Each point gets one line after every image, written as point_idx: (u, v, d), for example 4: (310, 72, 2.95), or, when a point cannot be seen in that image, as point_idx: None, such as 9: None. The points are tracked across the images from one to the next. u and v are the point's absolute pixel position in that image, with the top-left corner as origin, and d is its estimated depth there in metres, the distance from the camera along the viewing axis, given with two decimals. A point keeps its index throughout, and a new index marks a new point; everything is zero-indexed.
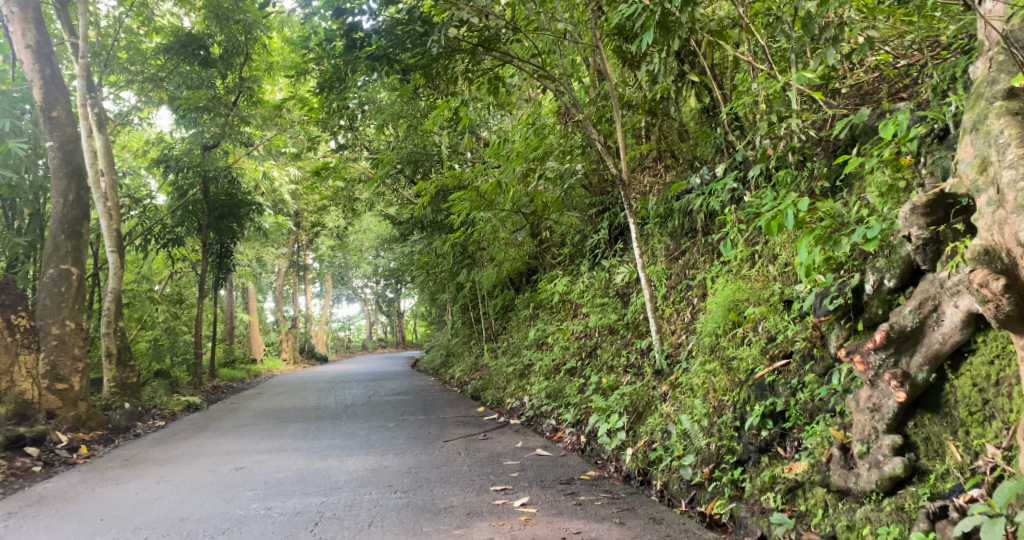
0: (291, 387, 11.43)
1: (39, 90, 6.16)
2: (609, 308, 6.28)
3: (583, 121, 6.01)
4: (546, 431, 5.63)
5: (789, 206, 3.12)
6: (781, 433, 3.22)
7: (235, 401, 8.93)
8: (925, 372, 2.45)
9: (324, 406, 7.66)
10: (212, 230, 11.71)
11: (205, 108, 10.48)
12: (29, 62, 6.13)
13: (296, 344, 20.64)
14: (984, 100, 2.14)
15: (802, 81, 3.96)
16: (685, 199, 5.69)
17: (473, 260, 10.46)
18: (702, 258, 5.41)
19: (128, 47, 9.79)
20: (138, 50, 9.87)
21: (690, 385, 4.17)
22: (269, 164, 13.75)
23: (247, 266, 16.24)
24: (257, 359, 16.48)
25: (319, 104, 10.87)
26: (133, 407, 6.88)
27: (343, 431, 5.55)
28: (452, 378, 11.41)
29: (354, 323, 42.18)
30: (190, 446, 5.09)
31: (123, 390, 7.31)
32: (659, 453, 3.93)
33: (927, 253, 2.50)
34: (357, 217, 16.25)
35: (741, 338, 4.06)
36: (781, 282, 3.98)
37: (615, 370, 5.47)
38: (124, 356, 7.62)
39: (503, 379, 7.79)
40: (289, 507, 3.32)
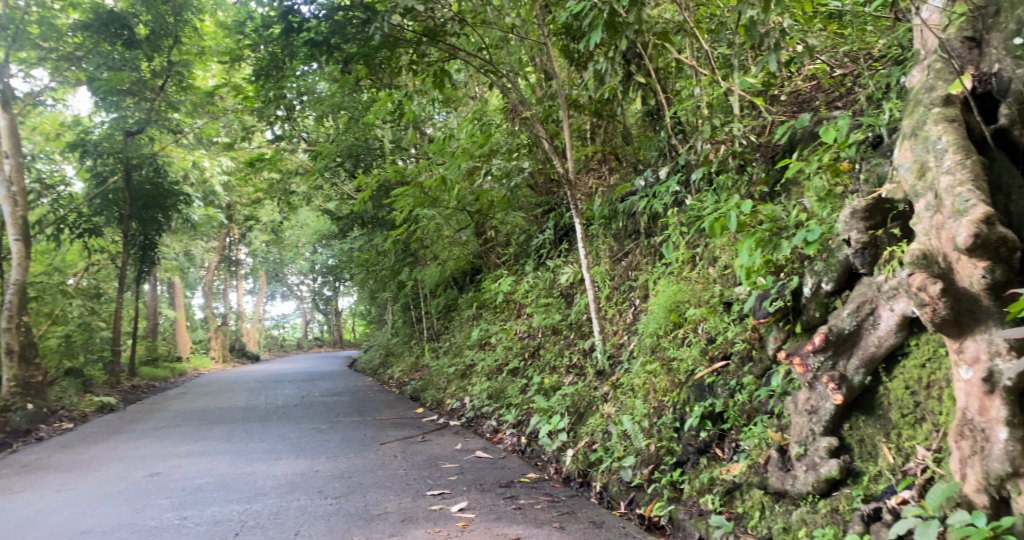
0: (219, 387, 10.84)
1: None
2: (553, 308, 6.23)
3: (530, 118, 5.94)
4: (486, 433, 5.51)
5: (732, 209, 3.14)
6: (720, 434, 3.25)
7: (156, 402, 8.36)
8: (861, 375, 2.49)
9: (253, 407, 7.27)
10: (135, 221, 11.09)
11: (128, 91, 9.81)
12: None
13: (225, 343, 19.68)
14: (923, 106, 2.21)
15: (745, 86, 4.09)
16: (630, 200, 5.71)
17: (415, 258, 10.23)
18: (645, 259, 5.43)
19: (40, 21, 8.76)
20: (53, 25, 8.90)
21: (631, 385, 4.15)
22: (199, 153, 13.05)
23: (173, 259, 15.34)
24: (182, 358, 15.59)
25: (255, 92, 10.38)
26: (37, 408, 6.29)
27: (273, 434, 5.25)
28: (391, 378, 11.13)
29: (290, 322, 40.79)
30: (98, 450, 4.67)
31: (27, 390, 6.44)
32: (600, 454, 3.88)
33: (865, 257, 2.53)
34: (294, 211, 15.67)
35: (682, 339, 4.07)
36: (721, 284, 4.01)
37: (557, 371, 5.41)
38: (29, 352, 6.62)
39: (443, 379, 7.62)
40: (207, 516, 3.04)
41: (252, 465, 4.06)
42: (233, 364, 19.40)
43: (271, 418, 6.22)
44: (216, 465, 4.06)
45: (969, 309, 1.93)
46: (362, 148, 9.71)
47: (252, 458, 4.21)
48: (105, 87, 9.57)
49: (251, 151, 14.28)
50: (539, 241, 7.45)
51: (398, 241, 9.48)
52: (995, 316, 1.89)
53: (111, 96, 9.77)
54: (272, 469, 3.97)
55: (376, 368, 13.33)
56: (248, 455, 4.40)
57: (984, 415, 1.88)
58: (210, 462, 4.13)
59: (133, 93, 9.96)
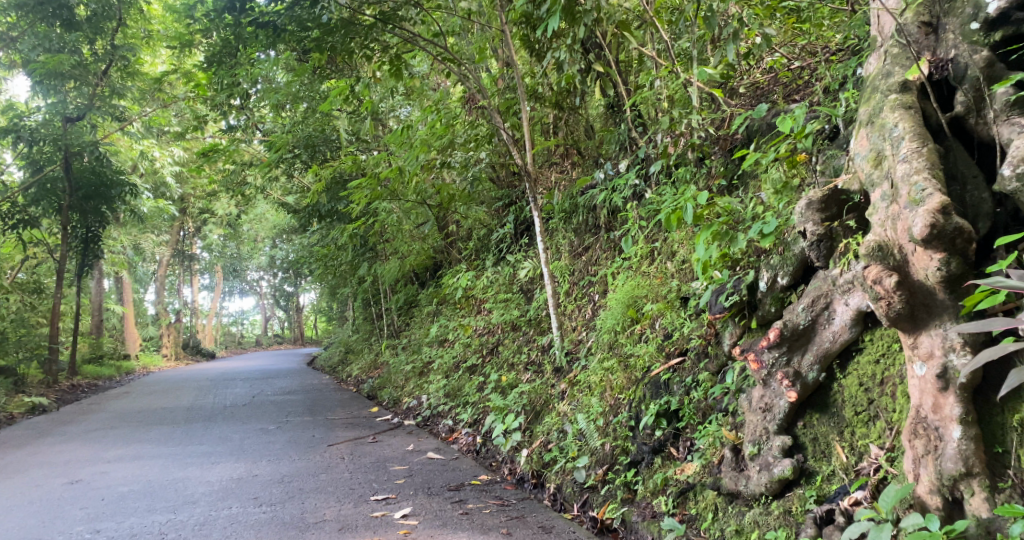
0: (168, 385, 10.40)
1: None
2: (512, 304, 6.09)
3: (487, 108, 5.79)
4: (441, 432, 5.33)
5: (687, 200, 3.05)
6: (675, 433, 3.15)
7: (96, 401, 7.94)
8: (815, 372, 2.40)
9: (199, 407, 6.95)
10: (76, 212, 10.28)
11: (69, 75, 9.34)
12: None
13: (179, 339, 19.02)
14: (880, 93, 2.15)
15: (703, 76, 4.01)
16: (590, 193, 5.60)
17: (375, 253, 9.93)
18: (605, 253, 5.32)
19: None
20: None
21: (588, 383, 4.04)
22: (148, 142, 12.52)
23: (121, 253, 14.71)
24: (131, 355, 14.97)
25: (206, 80, 10.00)
26: None
27: (214, 435, 4.98)
28: (349, 376, 10.84)
29: (249, 319, 39.75)
30: (20, 455, 4.35)
31: None
32: (554, 454, 3.76)
33: (820, 249, 2.43)
34: (250, 204, 15.18)
35: (639, 335, 3.98)
36: (679, 279, 3.93)
37: (515, 368, 5.28)
38: None
39: (401, 377, 7.41)
40: (122, 529, 2.82)
41: (186, 470, 3.81)
42: (187, 361, 18.74)
43: (216, 418, 5.93)
44: (147, 469, 3.81)
45: (925, 303, 1.85)
46: (319, 139, 9.43)
47: (187, 462, 3.96)
48: (41, 70, 9.05)
49: (205, 141, 13.78)
50: (499, 236, 7.25)
51: (356, 235, 9.20)
52: (950, 309, 1.81)
53: (48, 79, 9.25)
54: (207, 473, 3.73)
55: (335, 366, 12.99)
56: (185, 456, 4.15)
57: (939, 413, 1.80)
58: (140, 466, 3.87)
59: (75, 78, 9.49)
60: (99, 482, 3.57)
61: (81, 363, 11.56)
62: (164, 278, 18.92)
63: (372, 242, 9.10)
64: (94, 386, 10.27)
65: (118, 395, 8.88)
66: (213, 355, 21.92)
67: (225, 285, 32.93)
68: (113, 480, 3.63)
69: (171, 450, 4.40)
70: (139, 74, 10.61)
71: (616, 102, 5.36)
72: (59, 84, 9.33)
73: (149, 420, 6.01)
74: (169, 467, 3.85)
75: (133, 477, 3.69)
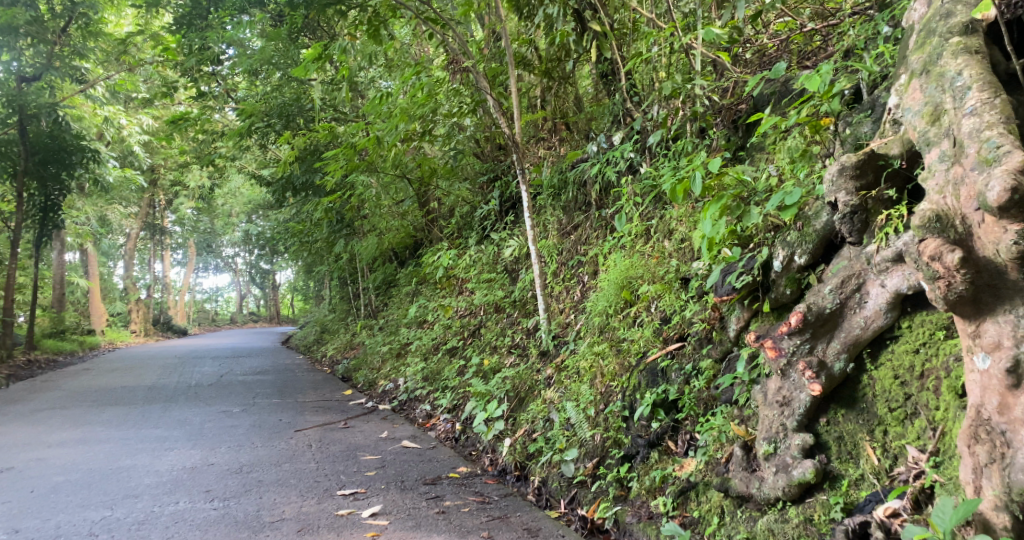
0: (132, 363, 9.89)
1: None
2: (495, 284, 5.75)
3: (472, 71, 5.39)
4: (418, 418, 5.01)
5: (697, 169, 2.73)
6: (673, 425, 2.88)
7: (51, 378, 7.46)
8: (842, 361, 2.16)
9: (161, 386, 6.51)
10: (32, 179, 9.53)
11: (25, 32, 8.71)
12: None
13: (147, 316, 18.35)
14: (938, 36, 1.99)
15: (710, 38, 3.68)
16: (581, 168, 5.26)
17: (352, 229, 9.49)
18: (596, 232, 5.00)
19: None
20: None
21: (577, 369, 3.75)
22: (114, 109, 11.85)
23: (87, 224, 14.01)
24: (96, 331, 14.35)
25: (175, 42, 9.42)
26: None
27: (171, 416, 4.60)
28: (324, 357, 10.45)
29: (224, 297, 38.83)
30: None
31: None
32: (540, 445, 3.47)
33: (854, 223, 2.24)
34: (223, 177, 14.56)
35: (633, 318, 3.69)
36: (677, 259, 3.64)
37: (498, 351, 4.99)
38: None
39: (377, 359, 7.06)
40: (46, 529, 2.47)
41: (133, 457, 3.43)
42: (156, 339, 18.10)
43: (177, 398, 5.54)
44: (90, 454, 3.44)
45: (991, 285, 1.62)
46: (294, 108, 8.91)
47: (135, 448, 3.59)
48: None
49: (175, 109, 13.12)
50: (482, 213, 6.88)
51: (331, 210, 8.75)
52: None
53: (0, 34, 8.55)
54: (157, 459, 3.38)
55: (310, 346, 12.56)
56: (135, 439, 3.78)
57: (1006, 415, 1.58)
58: (81, 452, 3.49)
59: (32, 36, 8.84)
60: (33, 470, 3.18)
61: (40, 337, 10.97)
62: (133, 253, 18.20)
63: (349, 217, 8.67)
64: (52, 362, 9.70)
65: (76, 372, 8.37)
66: (184, 333, 21.27)
67: (199, 262, 32.02)
68: (51, 467, 3.25)
69: (121, 431, 4.02)
70: (102, 34, 9.95)
71: (610, 70, 5.02)
72: (15, 42, 8.70)
73: (104, 398, 5.58)
74: (114, 452, 3.49)
75: (74, 464, 3.31)
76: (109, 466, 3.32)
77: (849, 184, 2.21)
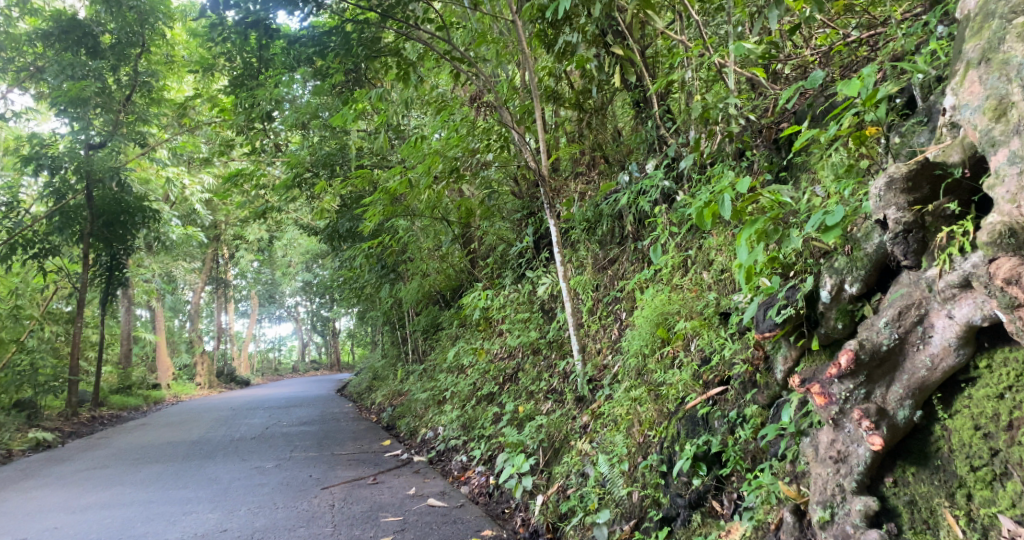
0: (189, 416, 10.09)
1: None
2: (531, 325, 5.50)
3: (496, 108, 5.28)
4: (453, 470, 4.76)
5: (725, 190, 2.45)
6: (717, 483, 2.57)
7: (107, 434, 7.62)
8: (907, 410, 1.85)
9: (206, 440, 6.52)
10: (97, 241, 9.95)
11: (95, 103, 9.37)
12: None
13: (210, 367, 18.91)
14: (998, 18, 1.71)
15: (741, 53, 3.41)
16: (615, 199, 5.00)
17: (396, 274, 9.46)
18: (632, 266, 4.71)
19: None
20: (10, 35, 8.85)
21: (613, 416, 3.45)
22: (177, 169, 12.48)
23: (154, 280, 14.67)
24: (162, 384, 14.83)
25: (230, 103, 9.89)
26: None
27: (203, 474, 4.52)
28: (373, 404, 10.36)
29: (287, 344, 39.87)
30: None
31: None
32: (572, 504, 3.17)
33: (908, 243, 1.90)
34: (280, 229, 15.00)
35: (671, 360, 3.36)
36: (717, 292, 3.32)
37: (534, 397, 4.72)
38: None
39: (418, 406, 6.88)
40: None
41: (149, 523, 3.32)
42: (220, 389, 18.60)
43: (216, 453, 5.49)
44: (101, 523, 3.33)
45: None
46: (338, 157, 9.07)
47: (155, 512, 3.49)
48: (64, 95, 9.00)
49: (234, 166, 13.72)
50: (517, 250, 6.66)
51: (371, 256, 8.72)
52: None
53: (73, 106, 9.22)
54: (171, 526, 3.25)
55: (361, 394, 12.52)
56: (158, 502, 3.69)
57: None
58: (102, 518, 3.41)
59: (102, 106, 9.48)
60: None
61: (108, 393, 11.39)
62: (199, 306, 18.97)
63: (391, 261, 8.64)
64: (115, 417, 9.98)
65: (133, 426, 8.57)
66: (246, 383, 21.82)
67: (262, 311, 33.11)
68: (68, 535, 3.17)
69: (146, 493, 3.94)
70: (163, 99, 10.60)
71: (642, 97, 4.78)
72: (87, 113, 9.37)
73: (146, 454, 5.59)
74: (125, 521, 3.35)
75: (90, 530, 3.22)
76: (124, 531, 3.21)
77: (900, 198, 1.88)
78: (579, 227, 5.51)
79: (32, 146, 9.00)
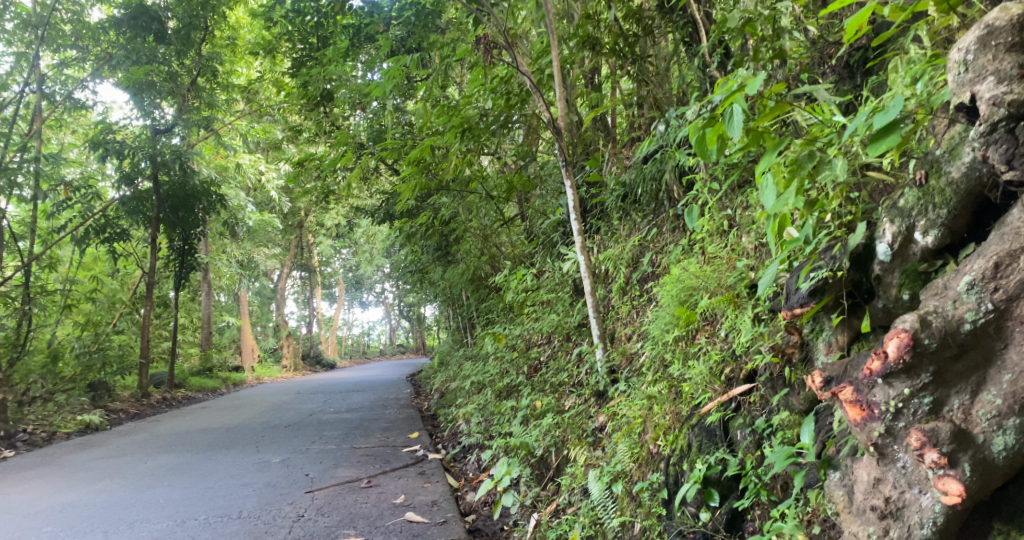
0: (255, 399, 10.25)
1: None
2: (559, 307, 4.80)
3: (507, 50, 4.38)
4: (469, 471, 4.22)
5: (737, 97, 1.69)
6: (732, 518, 1.89)
7: (160, 418, 7.74)
8: (1006, 436, 1.34)
9: (243, 427, 6.41)
10: (165, 225, 10.21)
11: (161, 88, 9.46)
12: None
13: (295, 350, 19.57)
14: None
15: None
16: (656, 155, 4.07)
17: (449, 256, 8.63)
18: (671, 235, 3.89)
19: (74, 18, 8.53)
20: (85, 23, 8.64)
21: (623, 418, 2.76)
22: (251, 157, 12.65)
23: (236, 266, 15.19)
24: (245, 367, 15.45)
25: (289, 81, 9.73)
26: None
27: (204, 467, 4.26)
28: (430, 390, 10.03)
29: (378, 329, 41.09)
30: None
31: None
32: (560, 531, 2.53)
33: (1015, 140, 1.39)
34: (354, 216, 14.88)
35: (694, 347, 2.63)
36: (753, 259, 2.55)
37: (558, 390, 4.07)
38: None
39: (457, 396, 6.38)
40: None
41: (93, 530, 2.98)
42: (305, 372, 19.25)
43: (238, 443, 5.27)
44: (33, 534, 2.98)
45: None
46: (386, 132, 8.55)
47: (113, 515, 3.19)
48: (129, 80, 9.07)
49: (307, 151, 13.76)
50: (553, 223, 5.91)
51: (415, 236, 8.18)
52: None
53: (140, 91, 9.29)
54: None
55: (426, 379, 12.19)
56: (122, 505, 3.36)
57: None
58: (53, 523, 3.12)
59: (169, 92, 9.67)
60: None
61: (189, 375, 11.90)
62: (284, 292, 19.59)
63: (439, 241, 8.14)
64: (188, 399, 10.34)
65: (195, 409, 8.74)
66: (333, 366, 22.49)
67: (352, 297, 34.06)
68: None
69: (121, 491, 3.64)
70: (230, 84, 10.74)
71: (690, 31, 4.02)
72: (154, 99, 9.53)
73: (172, 442, 5.48)
74: (61, 530, 3.00)
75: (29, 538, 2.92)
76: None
77: (1004, 62, 1.38)
78: (614, 193, 4.66)
79: (101, 132, 9.28)
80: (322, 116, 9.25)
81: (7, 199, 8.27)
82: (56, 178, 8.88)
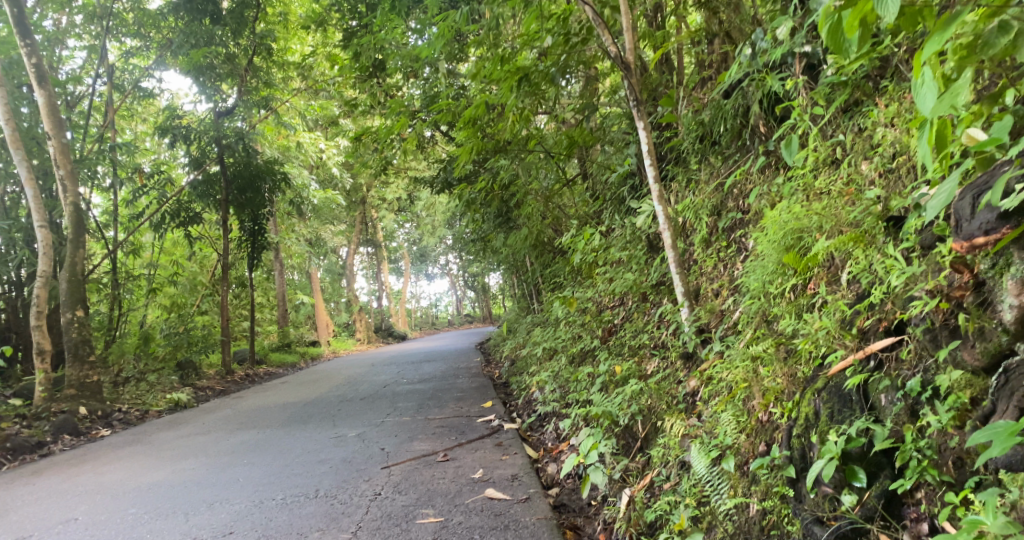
0: (330, 372, 10.45)
1: (40, 91, 6.42)
2: (633, 266, 4.44)
3: None
4: (547, 441, 3.99)
5: None
6: (888, 501, 1.58)
7: (242, 394, 7.96)
8: None
9: (320, 401, 6.45)
10: (234, 207, 10.41)
11: (220, 70, 9.51)
12: (37, 85, 6.41)
13: (367, 323, 19.97)
14: None
15: None
16: (739, 86, 3.60)
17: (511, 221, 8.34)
18: (761, 175, 3.43)
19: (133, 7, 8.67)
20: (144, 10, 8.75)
21: (723, 383, 2.42)
22: (312, 135, 12.67)
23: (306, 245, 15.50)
24: (320, 342, 15.88)
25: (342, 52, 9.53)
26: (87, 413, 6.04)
27: (282, 443, 4.25)
28: (500, 359, 9.87)
29: (445, 300, 41.63)
30: (58, 480, 3.87)
31: (81, 392, 6.27)
32: (661, 513, 2.23)
33: None
34: (415, 189, 14.80)
35: (807, 299, 2.26)
36: (881, 191, 2.14)
37: (638, 354, 3.75)
38: (82, 350, 6.42)
39: (529, 362, 6.16)
40: None
41: (173, 511, 2.95)
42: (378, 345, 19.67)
43: (315, 417, 5.27)
44: (118, 516, 2.97)
45: None
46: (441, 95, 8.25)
47: (195, 495, 3.16)
48: (189, 63, 9.15)
49: None
50: (621, 176, 5.48)
51: (476, 202, 7.91)
52: None
53: (200, 74, 9.39)
54: (183, 523, 2.80)
55: (494, 348, 12.07)
56: (203, 484, 3.34)
57: None
58: (139, 503, 3.13)
59: (228, 74, 9.70)
60: (64, 533, 2.83)
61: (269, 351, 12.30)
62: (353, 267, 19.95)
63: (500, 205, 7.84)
64: (269, 375, 10.66)
65: (275, 384, 8.96)
66: (404, 338, 22.89)
67: (418, 270, 34.50)
68: (91, 525, 2.90)
69: (203, 470, 3.64)
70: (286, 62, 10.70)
71: None
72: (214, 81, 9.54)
73: (252, 418, 5.55)
74: (144, 512, 2.98)
75: (115, 520, 2.92)
76: (141, 521, 2.87)
77: None
78: (690, 134, 4.20)
79: (168, 119, 9.45)
80: (375, 85, 9.04)
81: (89, 188, 8.62)
82: (131, 165, 9.18)
